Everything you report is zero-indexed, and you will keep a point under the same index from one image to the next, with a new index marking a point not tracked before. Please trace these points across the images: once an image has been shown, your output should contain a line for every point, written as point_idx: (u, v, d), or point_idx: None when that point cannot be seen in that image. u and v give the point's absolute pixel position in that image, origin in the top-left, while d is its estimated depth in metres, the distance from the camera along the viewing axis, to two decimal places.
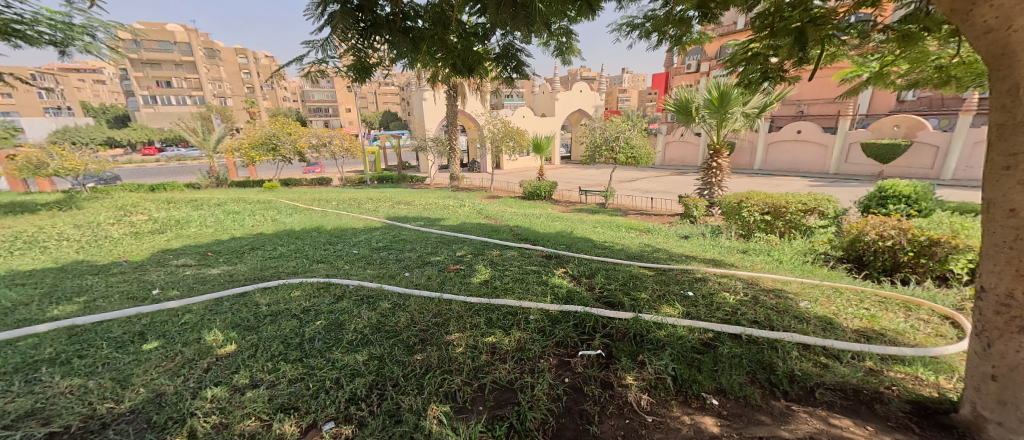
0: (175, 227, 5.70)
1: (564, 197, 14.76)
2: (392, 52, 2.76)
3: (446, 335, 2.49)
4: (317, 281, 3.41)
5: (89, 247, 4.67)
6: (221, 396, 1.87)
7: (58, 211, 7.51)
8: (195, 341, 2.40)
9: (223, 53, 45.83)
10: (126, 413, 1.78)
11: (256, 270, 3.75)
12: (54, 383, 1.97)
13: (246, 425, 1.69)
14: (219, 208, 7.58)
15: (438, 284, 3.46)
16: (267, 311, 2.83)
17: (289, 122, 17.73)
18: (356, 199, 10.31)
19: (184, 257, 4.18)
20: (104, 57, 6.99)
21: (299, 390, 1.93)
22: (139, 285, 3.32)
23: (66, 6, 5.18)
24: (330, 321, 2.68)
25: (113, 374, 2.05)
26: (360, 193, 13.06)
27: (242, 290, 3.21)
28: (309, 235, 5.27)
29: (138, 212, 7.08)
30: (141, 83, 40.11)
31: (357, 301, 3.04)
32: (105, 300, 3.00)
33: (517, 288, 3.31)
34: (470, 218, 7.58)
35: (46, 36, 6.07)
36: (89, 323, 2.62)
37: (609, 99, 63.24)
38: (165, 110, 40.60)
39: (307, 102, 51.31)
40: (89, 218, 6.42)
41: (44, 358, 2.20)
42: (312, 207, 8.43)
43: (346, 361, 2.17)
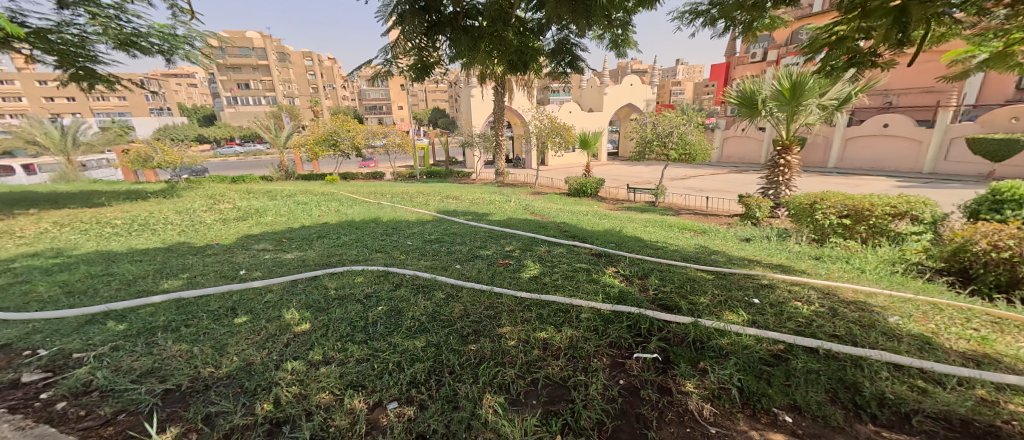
0: (255, 215, 6.36)
1: (611, 195, 14.36)
2: (450, 51, 2.82)
3: (498, 327, 2.54)
4: (377, 269, 3.62)
5: (189, 230, 5.35)
6: (300, 369, 2.05)
7: (165, 198, 8.69)
8: (277, 318, 2.67)
9: (292, 56, 49.99)
10: (223, 377, 2.02)
11: (324, 256, 4.07)
12: (167, 346, 2.29)
13: (321, 397, 1.85)
14: (290, 199, 8.32)
15: (489, 277, 3.53)
16: (335, 295, 3.06)
17: (348, 119, 18.89)
18: (408, 193, 10.77)
19: (262, 242, 4.65)
20: (200, 64, 7.92)
21: (365, 369, 2.07)
22: (229, 266, 3.74)
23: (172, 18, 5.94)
24: (390, 307, 2.84)
25: (212, 342, 2.34)
26: (411, 187, 13.66)
27: (314, 274, 3.50)
28: (367, 226, 5.61)
29: (225, 201, 7.99)
30: (226, 86, 44.99)
31: (413, 289, 3.19)
32: (202, 278, 3.42)
33: (567, 285, 3.28)
34: (516, 214, 7.63)
35: (156, 47, 7.01)
36: (192, 297, 3.00)
37: (662, 92, 60.21)
38: (245, 110, 45.14)
39: (364, 101, 54.39)
40: (188, 205, 7.35)
41: (159, 325, 2.56)
42: (368, 199, 8.95)
43: (406, 346, 2.29)
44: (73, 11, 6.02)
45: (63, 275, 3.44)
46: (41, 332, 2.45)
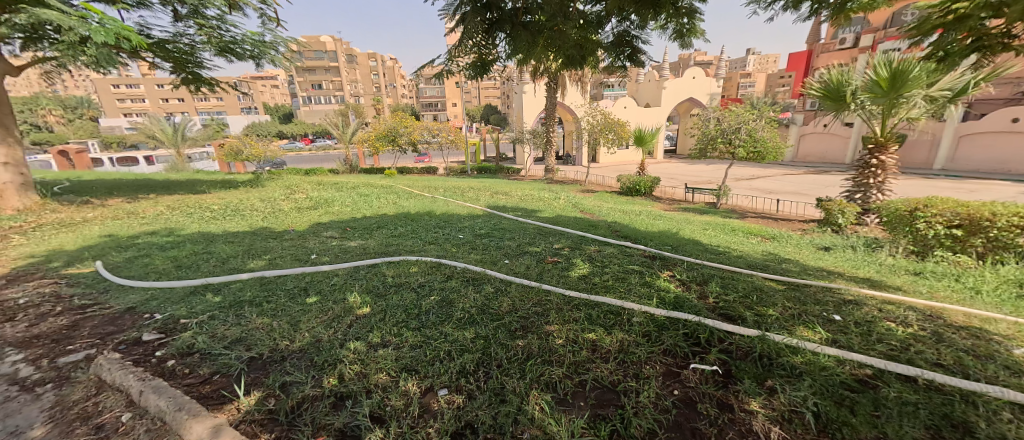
0: (324, 205, 6.94)
1: (667, 195, 13.64)
2: (507, 48, 2.83)
3: (546, 325, 2.53)
4: (430, 260, 3.78)
5: (270, 217, 5.99)
6: (361, 350, 2.21)
7: (252, 188, 9.82)
8: (341, 300, 2.89)
9: (359, 58, 53.70)
10: (297, 351, 2.24)
11: (383, 246, 4.34)
12: (252, 319, 2.59)
13: (379, 377, 1.97)
14: (354, 191, 8.98)
15: (537, 273, 3.53)
16: (392, 282, 3.25)
17: (406, 116, 19.89)
18: (461, 187, 11.11)
19: (330, 230, 5.06)
20: (282, 67, 8.78)
21: (419, 355, 2.18)
22: (302, 250, 4.13)
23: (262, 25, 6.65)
24: (442, 297, 2.95)
25: (288, 318, 2.61)
26: (463, 182, 14.07)
27: (374, 262, 3.74)
28: (422, 219, 5.88)
29: (300, 191, 8.83)
30: (302, 87, 49.59)
31: (463, 281, 3.29)
32: (280, 260, 3.81)
33: (618, 287, 3.17)
34: (566, 211, 7.55)
35: (248, 52, 7.90)
36: (272, 276, 3.37)
37: (728, 85, 55.75)
38: (317, 108, 49.40)
39: (421, 98, 56.89)
40: (269, 194, 8.24)
41: (246, 299, 2.90)
42: (423, 193, 9.37)
43: (456, 336, 2.37)
44: (186, 23, 6.98)
45: (174, 251, 4.03)
46: (157, 299, 2.90)
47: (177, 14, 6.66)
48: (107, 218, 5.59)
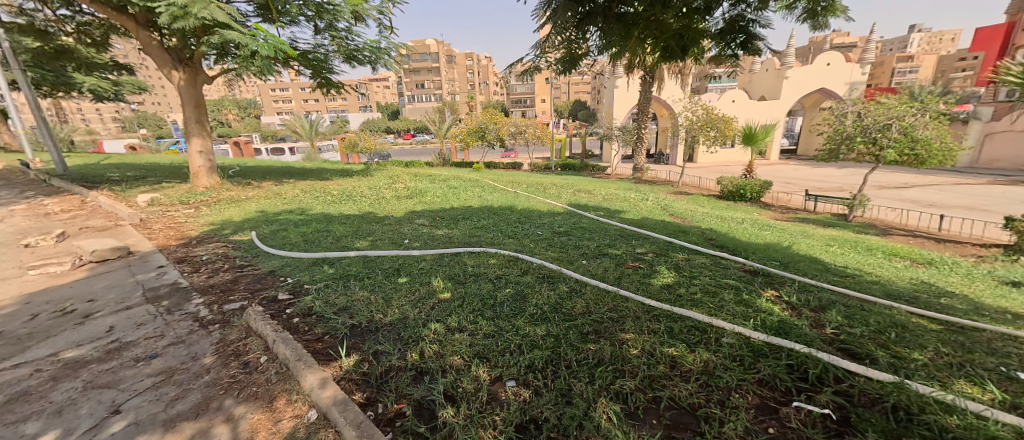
0: (419, 195, 7.63)
1: (779, 202, 11.80)
2: (598, 42, 2.72)
3: (621, 332, 2.41)
4: (508, 254, 3.89)
5: (375, 203, 6.82)
6: (439, 332, 2.40)
7: (363, 177, 11.29)
8: (426, 284, 3.16)
9: (458, 58, 57.44)
10: (387, 324, 2.53)
11: (466, 236, 4.61)
12: (355, 291, 3.01)
13: (454, 359, 2.12)
14: (445, 183, 9.68)
15: (615, 277, 3.39)
16: (472, 271, 3.44)
17: (496, 113, 20.71)
18: (544, 184, 11.17)
19: (422, 218, 5.56)
20: (392, 70, 9.87)
21: (491, 344, 2.27)
22: (398, 235, 4.61)
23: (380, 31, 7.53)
24: (517, 291, 3.03)
25: (383, 295, 2.95)
26: (546, 178, 14.11)
27: (456, 251, 4.00)
28: (504, 213, 6.07)
29: (400, 181, 9.86)
30: (408, 87, 55.09)
31: (539, 278, 3.31)
32: (379, 242, 4.33)
33: (707, 302, 2.86)
34: (653, 214, 7.05)
35: (367, 58, 9.05)
36: (373, 255, 3.86)
37: (878, 71, 45.33)
38: (419, 106, 54.35)
39: (511, 95, 58.48)
40: (376, 183, 9.37)
41: (352, 273, 3.37)
42: (507, 188, 9.67)
43: (527, 330, 2.42)
44: (322, 36, 8.27)
45: (302, 227, 4.88)
46: (289, 265, 3.55)
47: (317, 29, 7.93)
48: (261, 197, 7.00)
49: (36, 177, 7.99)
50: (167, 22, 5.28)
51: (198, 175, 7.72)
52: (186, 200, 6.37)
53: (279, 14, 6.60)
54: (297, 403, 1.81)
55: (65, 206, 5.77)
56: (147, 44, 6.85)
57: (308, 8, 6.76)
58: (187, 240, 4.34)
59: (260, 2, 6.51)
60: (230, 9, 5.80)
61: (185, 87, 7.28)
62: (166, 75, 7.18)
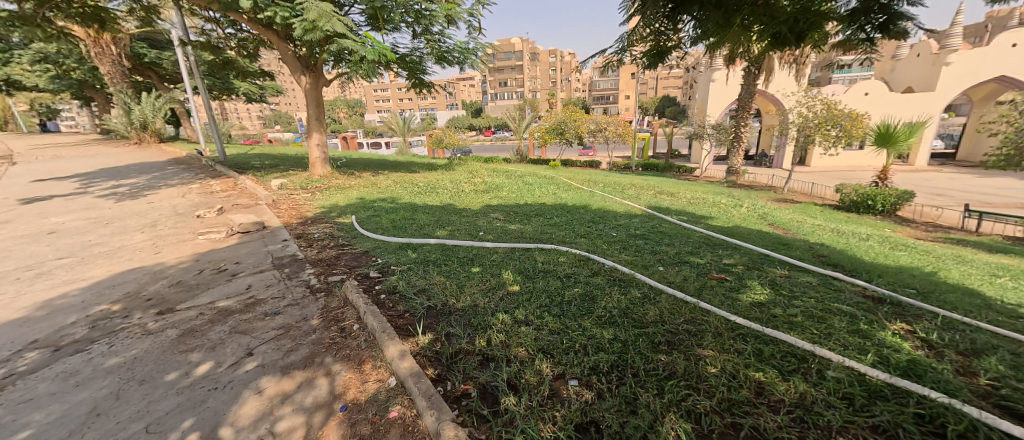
0: (495, 190, 7.91)
1: (923, 218, 9.58)
2: (693, 32, 2.48)
3: (698, 347, 2.23)
4: (579, 253, 3.84)
5: (454, 196, 7.25)
6: (506, 323, 2.48)
7: (446, 170, 12.08)
8: (497, 275, 3.29)
9: (541, 56, 57.79)
10: (459, 309, 2.70)
11: (537, 233, 4.66)
12: (433, 276, 3.25)
13: (518, 351, 2.18)
14: (520, 179, 9.88)
15: (695, 288, 3.12)
16: (541, 267, 3.48)
17: (577, 110, 20.33)
18: (622, 184, 10.70)
19: (496, 213, 5.76)
20: (478, 69, 10.35)
21: (556, 341, 2.28)
22: (473, 227, 4.85)
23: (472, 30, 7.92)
24: (585, 291, 2.97)
25: (456, 282, 3.15)
26: (625, 178, 13.51)
27: (527, 246, 4.08)
28: (577, 212, 5.99)
29: (479, 176, 10.33)
30: (492, 85, 57.23)
31: (609, 281, 3.20)
32: (456, 232, 4.61)
33: (810, 327, 2.47)
34: (747, 222, 6.28)
35: (456, 59, 9.64)
36: (450, 244, 4.12)
37: None
38: (501, 103, 55.99)
39: (593, 91, 56.93)
40: (456, 177, 9.97)
41: (431, 259, 3.65)
42: (583, 186, 9.49)
43: (592, 331, 2.37)
44: (419, 40, 9.00)
45: (392, 214, 5.42)
46: (380, 247, 3.99)
47: (415, 33, 8.63)
48: (361, 186, 7.94)
49: (206, 163, 10.18)
50: (300, 34, 6.23)
51: (316, 164, 9.07)
52: (305, 185, 7.54)
53: (385, 22, 7.35)
54: (381, 370, 2.04)
55: (223, 187, 7.24)
56: (286, 54, 8.20)
57: (409, 15, 7.40)
58: (304, 220, 5.14)
59: (370, 12, 7.31)
60: (347, 21, 6.63)
61: (309, 89, 8.57)
62: (297, 80, 8.53)
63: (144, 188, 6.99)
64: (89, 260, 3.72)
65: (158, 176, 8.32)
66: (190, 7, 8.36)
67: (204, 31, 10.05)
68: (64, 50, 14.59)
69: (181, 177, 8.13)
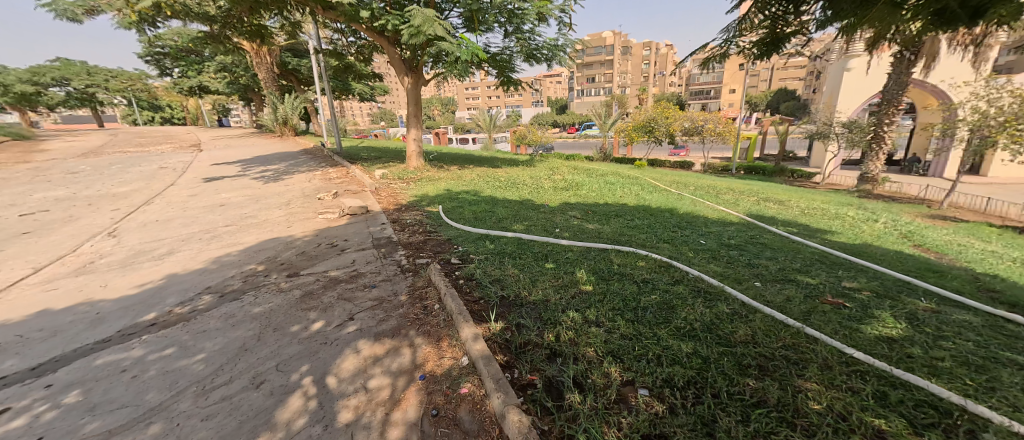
0: (574, 188, 7.80)
1: None
2: (823, 14, 2.11)
3: (797, 377, 1.94)
4: (660, 259, 3.60)
5: (533, 192, 7.37)
6: (576, 321, 2.46)
7: (527, 167, 12.28)
8: (570, 273, 3.27)
9: (634, 49, 54.88)
10: (530, 303, 2.76)
11: (616, 234, 4.49)
12: (507, 268, 3.37)
13: (587, 351, 2.15)
14: (602, 178, 9.57)
15: (800, 310, 2.70)
16: (616, 269, 3.35)
17: (670, 106, 18.81)
18: (718, 188, 9.66)
19: (574, 211, 5.70)
20: (565, 66, 10.29)
21: (627, 346, 2.20)
22: (550, 224, 4.88)
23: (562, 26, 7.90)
24: (664, 299, 2.78)
25: (529, 275, 3.22)
26: (722, 182, 12.17)
27: (604, 247, 3.96)
28: (662, 215, 5.60)
29: (559, 173, 10.29)
30: (579, 81, 56.28)
31: (693, 291, 2.94)
32: (533, 227, 4.69)
33: (963, 376, 1.96)
34: (882, 241, 5.16)
35: (545, 56, 9.70)
36: (526, 238, 4.22)
37: None
38: (587, 100, 54.73)
39: (691, 86, 52.12)
40: (537, 173, 10.08)
41: (507, 251, 3.79)
42: (670, 188, 8.81)
43: (669, 342, 2.22)
44: (510, 39, 9.26)
45: (474, 206, 5.73)
46: (461, 236, 4.26)
47: (506, 33, 8.91)
48: (448, 178, 8.54)
49: (327, 153, 11.96)
50: (406, 39, 6.90)
51: (412, 157, 10.00)
52: (402, 176, 8.38)
53: (480, 23, 7.73)
54: (456, 348, 2.21)
55: (338, 175, 8.43)
56: (394, 58, 9.15)
57: (502, 15, 7.66)
58: (399, 207, 5.74)
59: (467, 15, 7.75)
60: (447, 25, 7.12)
61: (410, 89, 9.45)
62: (401, 81, 9.48)
63: (282, 174, 8.52)
64: (243, 229, 4.70)
65: (292, 164, 10.04)
66: (323, 21, 9.86)
67: (332, 41, 11.77)
68: (236, 61, 18.46)
69: (308, 165, 9.70)
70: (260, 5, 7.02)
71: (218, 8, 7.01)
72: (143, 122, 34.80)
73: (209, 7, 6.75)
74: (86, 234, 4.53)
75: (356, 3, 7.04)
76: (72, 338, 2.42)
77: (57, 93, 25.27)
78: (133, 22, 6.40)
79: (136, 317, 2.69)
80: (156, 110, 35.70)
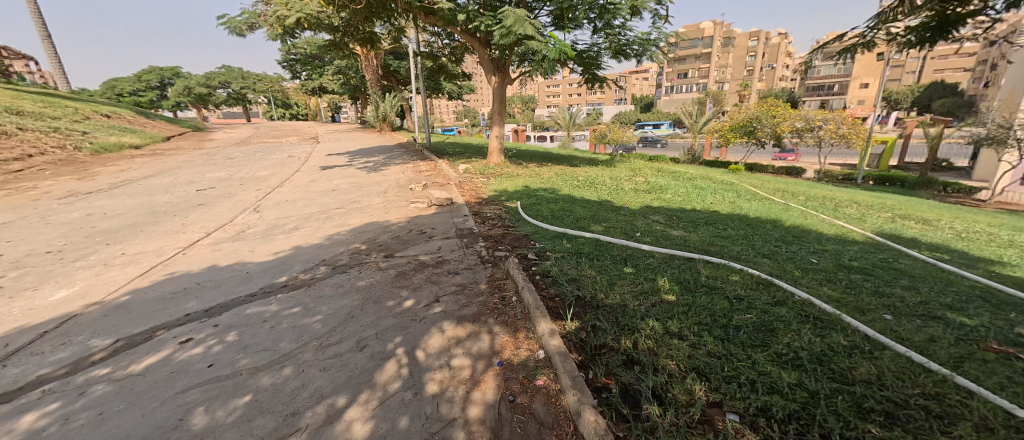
0: (658, 191, 7.35)
1: None
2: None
3: (939, 435, 1.59)
4: (758, 275, 3.23)
5: (613, 192, 7.13)
6: (656, 331, 2.35)
7: (607, 167, 11.89)
8: (651, 280, 3.12)
9: (737, 40, 49.32)
10: (607, 306, 2.70)
11: (705, 243, 4.15)
12: (584, 268, 3.34)
13: (668, 364, 2.04)
14: (690, 182, 8.84)
15: (949, 355, 2.20)
16: (705, 281, 3.10)
17: (779, 104, 16.57)
18: (836, 199, 8.24)
19: (657, 215, 5.39)
20: (655, 61, 9.71)
21: (716, 365, 2.03)
22: (630, 227, 4.69)
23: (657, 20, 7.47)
24: (761, 320, 2.50)
25: (607, 278, 3.16)
26: (841, 192, 10.37)
27: (691, 256, 3.69)
28: (762, 226, 4.99)
29: (642, 175, 9.77)
30: (669, 77, 52.52)
31: (799, 315, 2.58)
32: (612, 229, 4.56)
33: None
34: None
35: (634, 51, 9.28)
36: (604, 240, 4.12)
37: None
38: (677, 96, 50.83)
39: (807, 79, 45.01)
40: (617, 174, 9.70)
41: (584, 252, 3.74)
42: (774, 197, 7.78)
43: (766, 368, 1.99)
44: (599, 35, 9.02)
45: (552, 203, 5.77)
46: (539, 233, 4.33)
47: (595, 29, 8.70)
48: (527, 175, 8.70)
49: (417, 148, 13.05)
50: (498, 39, 7.17)
51: (493, 153, 10.38)
52: (483, 171, 8.77)
53: (569, 21, 7.69)
54: (532, 341, 2.29)
55: (428, 168, 9.16)
56: (483, 58, 9.57)
57: (593, 11, 7.50)
58: (480, 200, 6.04)
59: (557, 13, 7.76)
60: (536, 24, 7.21)
61: (496, 88, 9.81)
62: (488, 80, 9.91)
63: (380, 165, 9.54)
64: (350, 211, 5.40)
65: (388, 156, 11.17)
66: (423, 25, 10.71)
67: (429, 44, 12.73)
68: (350, 65, 21.08)
69: (402, 158, 10.70)
70: (373, 14, 7.90)
71: (340, 20, 8.05)
72: (278, 118, 41.80)
73: (334, 19, 7.80)
74: (239, 208, 5.64)
75: (454, 7, 7.52)
76: (231, 290, 3.06)
77: (220, 94, 31.53)
78: (277, 34, 7.69)
79: (273, 278, 3.29)
80: (287, 108, 42.49)
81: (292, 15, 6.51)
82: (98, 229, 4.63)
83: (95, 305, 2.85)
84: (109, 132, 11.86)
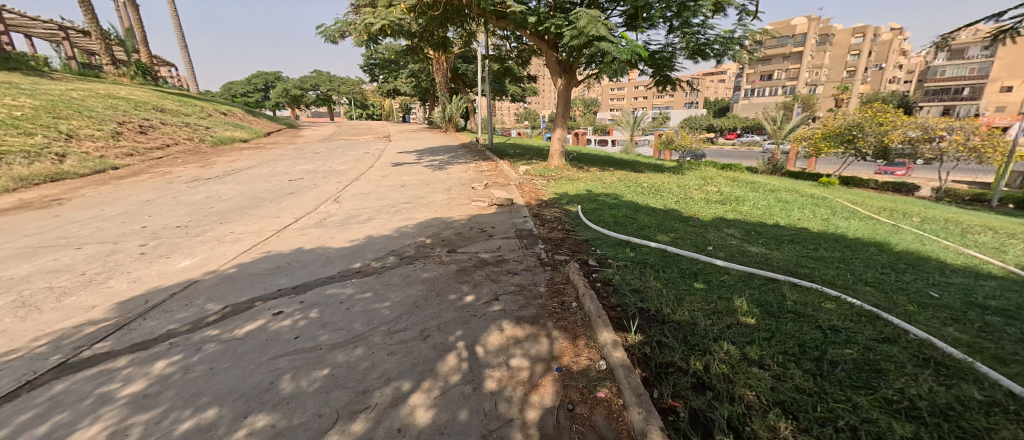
0: (733, 203, 6.74)
1: None
2: None
3: None
4: (860, 306, 2.79)
5: (680, 201, 6.70)
6: (732, 355, 2.14)
7: (674, 174, 11.19)
8: (726, 300, 2.85)
9: (838, 36, 43.60)
10: (674, 322, 2.52)
11: (791, 263, 3.71)
12: (649, 280, 3.15)
13: (747, 394, 1.85)
14: (772, 194, 7.97)
15: None
16: (791, 307, 2.76)
17: (888, 109, 14.32)
18: (964, 224, 6.88)
19: (732, 228, 4.94)
20: (738, 60, 8.92)
21: (806, 403, 1.78)
22: (700, 240, 4.34)
23: (745, 15, 6.88)
24: (865, 358, 2.15)
25: (675, 292, 2.95)
26: (968, 215, 8.67)
27: (775, 277, 3.31)
28: (863, 249, 4.33)
29: (713, 184, 9.05)
30: (750, 79, 48.12)
31: (914, 357, 2.19)
32: (680, 240, 4.27)
33: None
34: None
35: (714, 51, 8.63)
36: (670, 251, 3.87)
37: None
38: (758, 100, 46.43)
39: (926, 82, 38.47)
40: (685, 182, 9.09)
41: (648, 262, 3.55)
42: (878, 216, 6.73)
43: (872, 415, 1.71)
44: (675, 34, 8.54)
45: (615, 209, 5.56)
46: (601, 239, 4.20)
47: (672, 28, 8.24)
48: (588, 179, 8.50)
49: (479, 148, 13.40)
50: (568, 41, 7.09)
51: (554, 155, 10.30)
52: (543, 173, 8.76)
53: (643, 20, 7.38)
54: (593, 350, 2.22)
55: (489, 168, 9.38)
56: (550, 60, 9.57)
57: (670, 9, 7.12)
58: (540, 202, 6.03)
59: (631, 12, 7.51)
60: (609, 24, 7.01)
61: (562, 90, 9.73)
62: (554, 82, 9.87)
63: (445, 164, 9.96)
64: (417, 207, 5.71)
65: (452, 155, 11.64)
66: (493, 29, 11.03)
67: (498, 48, 13.07)
68: (422, 68, 22.41)
69: (465, 158, 11.09)
70: (448, 19, 8.35)
71: (418, 25, 8.58)
72: (356, 117, 45.80)
73: (413, 25, 8.32)
74: (322, 198, 6.26)
75: (526, 10, 7.62)
76: (315, 271, 3.41)
77: (311, 95, 35.40)
78: (363, 41, 8.43)
79: (349, 263, 3.59)
80: (364, 107, 46.41)
81: (378, 22, 7.07)
82: (214, 210, 5.43)
83: (210, 274, 3.34)
84: (224, 127, 13.90)
